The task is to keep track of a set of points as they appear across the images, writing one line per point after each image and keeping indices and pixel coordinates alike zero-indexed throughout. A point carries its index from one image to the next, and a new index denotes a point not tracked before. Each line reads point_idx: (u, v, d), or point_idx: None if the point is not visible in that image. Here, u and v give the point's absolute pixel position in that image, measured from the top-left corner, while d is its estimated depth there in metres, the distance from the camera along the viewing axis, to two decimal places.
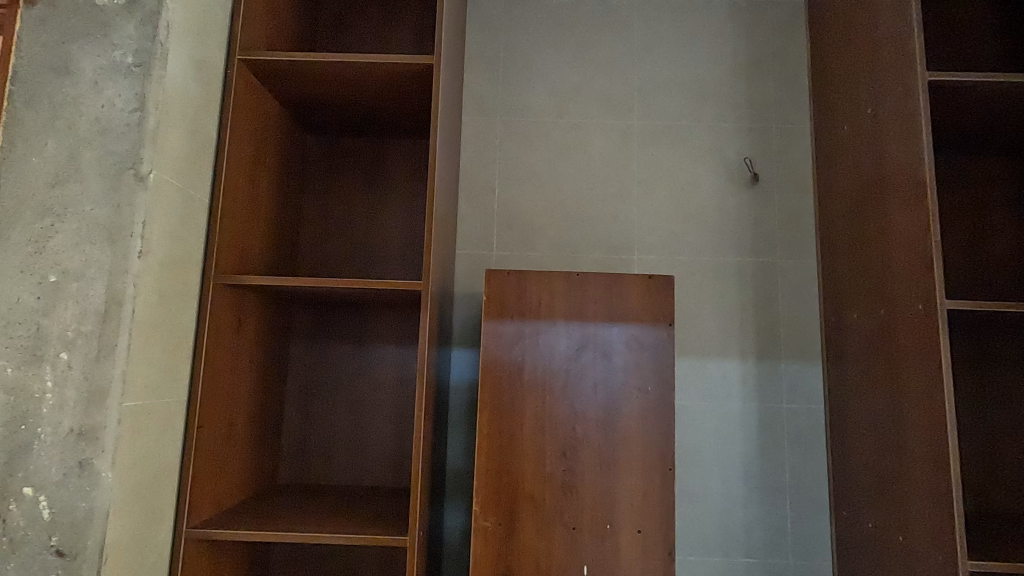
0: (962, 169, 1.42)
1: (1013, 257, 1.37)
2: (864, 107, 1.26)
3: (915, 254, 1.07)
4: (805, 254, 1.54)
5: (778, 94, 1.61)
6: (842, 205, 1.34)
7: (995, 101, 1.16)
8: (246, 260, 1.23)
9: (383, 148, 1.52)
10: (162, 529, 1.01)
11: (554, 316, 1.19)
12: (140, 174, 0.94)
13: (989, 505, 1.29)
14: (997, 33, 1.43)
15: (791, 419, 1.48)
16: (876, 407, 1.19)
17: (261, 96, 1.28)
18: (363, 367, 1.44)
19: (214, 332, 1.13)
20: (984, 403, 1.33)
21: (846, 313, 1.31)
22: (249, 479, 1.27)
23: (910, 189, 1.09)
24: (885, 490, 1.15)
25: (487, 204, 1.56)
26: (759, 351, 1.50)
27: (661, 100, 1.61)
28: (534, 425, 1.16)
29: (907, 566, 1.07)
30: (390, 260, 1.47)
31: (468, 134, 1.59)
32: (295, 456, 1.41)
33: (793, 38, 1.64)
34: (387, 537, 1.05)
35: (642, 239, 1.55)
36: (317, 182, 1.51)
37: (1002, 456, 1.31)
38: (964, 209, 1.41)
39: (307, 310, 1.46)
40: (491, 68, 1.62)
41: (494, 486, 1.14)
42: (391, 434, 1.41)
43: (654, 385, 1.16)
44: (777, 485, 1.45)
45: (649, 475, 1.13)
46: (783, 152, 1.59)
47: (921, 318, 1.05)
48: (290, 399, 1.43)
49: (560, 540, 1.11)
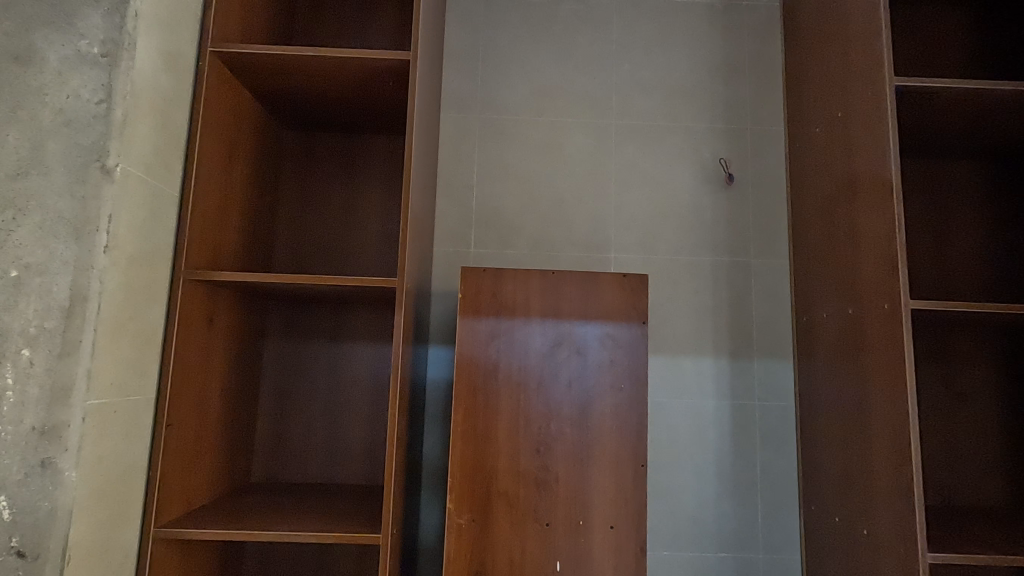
0: (929, 172, 1.46)
1: (975, 258, 1.41)
2: (835, 111, 1.28)
3: (882, 255, 1.10)
4: (778, 254, 1.57)
5: (753, 95, 1.64)
6: (813, 206, 1.37)
7: (960, 106, 1.19)
8: (218, 256, 1.22)
9: (360, 144, 1.51)
10: (129, 529, 1.00)
11: (529, 313, 1.20)
12: (106, 167, 0.92)
13: (951, 499, 1.33)
14: (963, 40, 1.47)
15: (763, 416, 1.50)
16: (844, 404, 1.22)
17: (234, 89, 1.26)
18: (338, 364, 1.43)
19: (184, 329, 1.11)
20: (947, 400, 1.37)
21: (816, 313, 1.34)
22: (219, 478, 1.25)
23: (878, 192, 1.11)
24: (851, 487, 1.18)
25: (465, 201, 1.56)
26: (732, 349, 1.53)
27: (638, 99, 1.62)
28: (509, 423, 1.16)
29: (871, 559, 1.10)
30: (367, 257, 1.46)
31: (447, 131, 1.59)
32: (269, 456, 1.40)
33: (768, 40, 1.67)
34: (359, 535, 1.05)
35: (619, 238, 1.56)
36: (294, 178, 1.49)
37: (964, 452, 1.35)
38: (930, 212, 1.44)
39: (282, 308, 1.45)
40: (471, 65, 1.62)
41: (469, 483, 1.14)
42: (367, 432, 1.41)
43: (628, 382, 1.17)
44: (749, 481, 1.48)
45: (622, 472, 1.14)
46: (757, 154, 1.61)
47: (887, 318, 1.08)
48: (263, 398, 1.42)
49: (534, 537, 1.12)
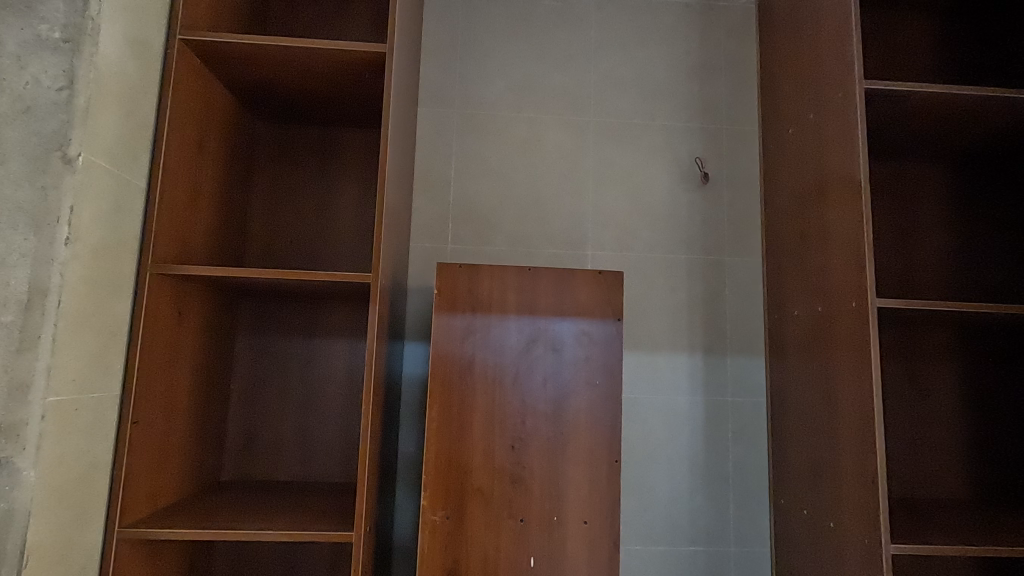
0: (897, 174, 1.50)
1: (939, 258, 1.46)
2: (807, 112, 1.31)
3: (851, 254, 1.12)
4: (751, 252, 1.60)
5: (728, 95, 1.66)
6: (785, 205, 1.40)
7: (926, 110, 1.22)
8: (187, 249, 1.19)
9: (336, 137, 1.49)
10: (92, 529, 0.97)
11: (505, 310, 1.20)
12: (67, 157, 0.89)
13: (913, 492, 1.37)
14: (931, 45, 1.51)
15: (735, 411, 1.53)
16: (813, 399, 1.24)
17: (205, 79, 1.23)
18: (312, 360, 1.41)
19: (151, 324, 1.08)
20: (911, 396, 1.41)
21: (787, 310, 1.37)
22: (188, 477, 1.22)
23: (847, 192, 1.14)
24: (819, 480, 1.21)
25: (443, 197, 1.55)
26: (705, 346, 1.55)
27: (616, 97, 1.63)
28: (484, 419, 1.16)
29: (838, 550, 1.13)
30: (343, 251, 1.44)
31: (424, 125, 1.57)
32: (240, 453, 1.37)
33: (743, 41, 1.69)
34: (330, 533, 1.04)
35: (596, 235, 1.57)
36: (267, 171, 1.47)
37: (927, 446, 1.39)
38: (897, 213, 1.48)
39: (254, 303, 1.42)
40: (449, 59, 1.61)
41: (443, 479, 1.14)
42: (341, 428, 1.39)
43: (603, 378, 1.18)
44: (721, 476, 1.50)
45: (596, 468, 1.15)
46: (732, 153, 1.63)
47: (855, 315, 1.10)
48: (234, 395, 1.39)
49: (508, 532, 1.12)
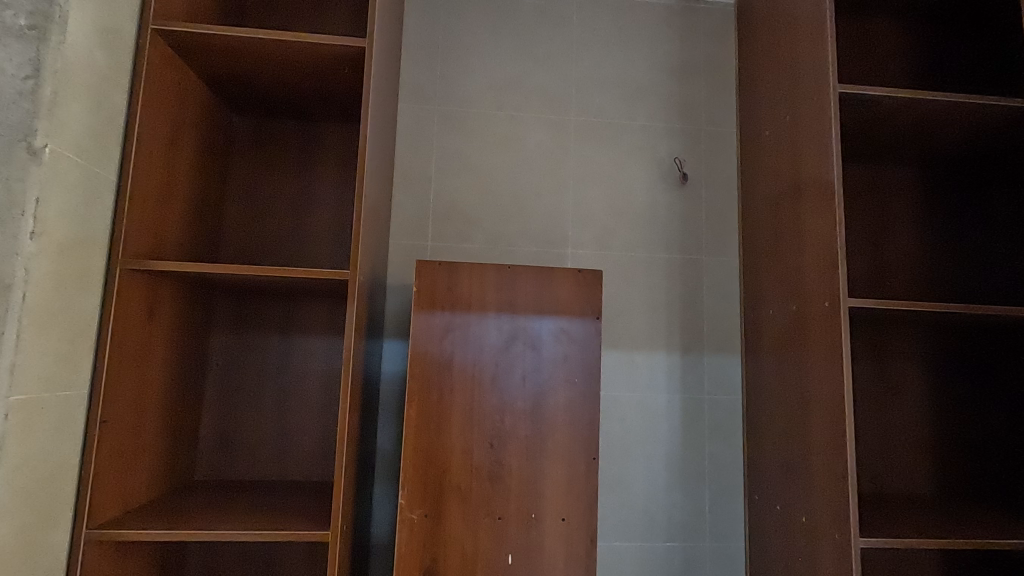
0: (869, 178, 1.53)
1: (910, 259, 1.49)
2: (783, 115, 1.33)
3: (824, 254, 1.14)
4: (729, 252, 1.62)
5: (707, 96, 1.68)
6: (762, 205, 1.42)
7: (898, 115, 1.25)
8: (160, 244, 1.16)
9: (315, 132, 1.47)
10: (58, 531, 0.94)
11: (485, 307, 1.20)
12: (33, 148, 0.86)
13: (883, 488, 1.41)
14: (904, 51, 1.55)
15: (712, 409, 1.55)
16: (787, 396, 1.27)
17: (179, 70, 1.20)
18: (288, 358, 1.39)
19: (121, 320, 1.05)
20: (881, 393, 1.45)
21: (763, 309, 1.39)
22: (159, 477, 1.20)
23: (821, 194, 1.16)
24: (791, 476, 1.23)
25: (423, 194, 1.54)
26: (683, 345, 1.57)
27: (597, 96, 1.64)
28: (462, 418, 1.16)
29: (809, 544, 1.16)
30: (321, 248, 1.43)
31: (405, 121, 1.56)
32: (214, 453, 1.35)
33: (723, 43, 1.71)
34: (306, 533, 1.03)
35: (576, 234, 1.57)
36: (243, 166, 1.44)
37: (896, 442, 1.43)
38: (870, 215, 1.51)
39: (229, 300, 1.40)
40: (430, 56, 1.60)
41: (421, 477, 1.13)
42: (318, 427, 1.38)
43: (581, 376, 1.19)
44: (698, 473, 1.52)
45: (574, 465, 1.15)
46: (711, 154, 1.65)
47: (827, 314, 1.13)
48: (209, 393, 1.37)
49: (486, 531, 1.12)
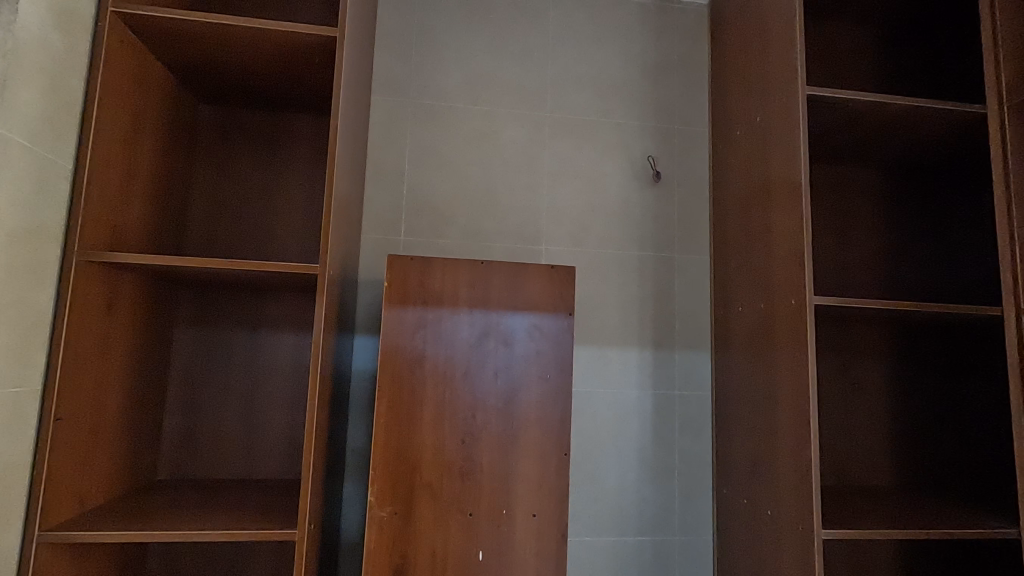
0: (836, 179, 1.57)
1: (873, 259, 1.54)
2: (754, 115, 1.35)
3: (791, 253, 1.17)
4: (700, 249, 1.64)
5: (681, 96, 1.69)
6: (732, 204, 1.44)
7: (863, 118, 1.28)
8: (120, 235, 1.12)
9: (285, 123, 1.44)
10: (9, 533, 0.91)
11: (457, 303, 1.19)
12: None
13: (845, 480, 1.45)
14: (870, 57, 1.59)
15: (682, 404, 1.57)
16: (755, 391, 1.29)
17: (140, 55, 1.16)
18: (256, 354, 1.36)
19: (78, 314, 1.01)
20: (845, 388, 1.49)
21: (732, 306, 1.41)
22: (119, 476, 1.16)
23: (789, 194, 1.18)
24: (758, 469, 1.26)
25: (396, 188, 1.52)
26: (654, 341, 1.58)
27: (572, 93, 1.64)
28: (434, 414, 1.15)
29: (774, 536, 1.18)
30: (291, 241, 1.40)
31: (378, 114, 1.54)
32: (177, 451, 1.31)
33: (696, 43, 1.73)
34: (272, 532, 1.00)
35: (550, 230, 1.57)
36: (209, 156, 1.40)
37: (858, 436, 1.47)
38: (836, 215, 1.55)
39: (194, 294, 1.36)
40: (404, 48, 1.58)
41: (391, 474, 1.12)
42: (285, 424, 1.35)
43: (554, 372, 1.19)
44: (668, 467, 1.54)
45: (546, 460, 1.16)
46: (683, 152, 1.67)
47: (794, 311, 1.15)
48: (172, 389, 1.33)
49: (457, 527, 1.12)
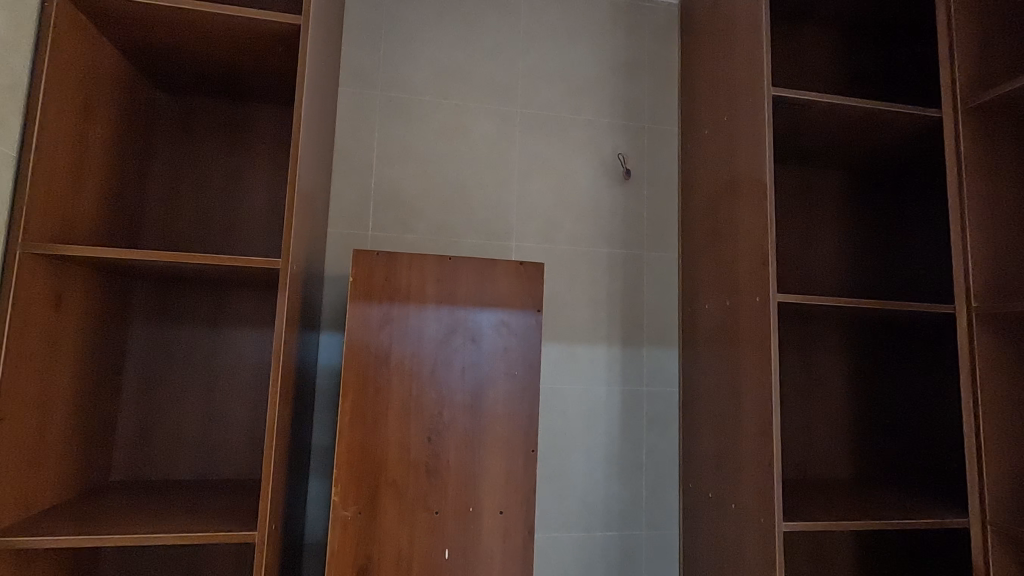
0: (800, 179, 1.60)
1: (835, 258, 1.58)
2: (721, 115, 1.37)
3: (756, 250, 1.19)
4: (668, 247, 1.66)
5: (650, 94, 1.71)
6: (699, 202, 1.46)
7: (826, 121, 1.31)
8: (69, 226, 1.07)
9: (247, 113, 1.40)
10: None
11: (424, 299, 1.17)
12: None
13: (807, 474, 1.48)
14: (832, 61, 1.62)
15: (649, 400, 1.59)
16: (719, 387, 1.31)
17: (91, 39, 1.11)
18: (216, 351, 1.32)
19: (22, 309, 0.96)
20: (807, 384, 1.52)
21: (699, 303, 1.43)
22: (69, 478, 1.11)
23: (755, 194, 1.20)
24: (723, 464, 1.28)
25: (364, 181, 1.49)
26: (624, 338, 1.59)
27: (543, 89, 1.63)
28: (400, 412, 1.13)
29: (738, 528, 1.20)
30: (253, 234, 1.36)
31: (345, 106, 1.50)
32: (132, 451, 1.26)
33: (666, 42, 1.74)
34: (230, 533, 0.97)
35: (520, 227, 1.57)
36: (167, 146, 1.35)
37: (820, 429, 1.51)
38: (801, 215, 1.58)
39: (151, 288, 1.31)
40: (371, 39, 1.55)
41: (356, 473, 1.10)
42: (247, 422, 1.31)
43: (522, 369, 1.18)
44: (636, 463, 1.55)
45: (513, 458, 1.15)
46: (653, 150, 1.68)
47: (758, 308, 1.17)
48: (126, 387, 1.28)
49: (422, 525, 1.10)
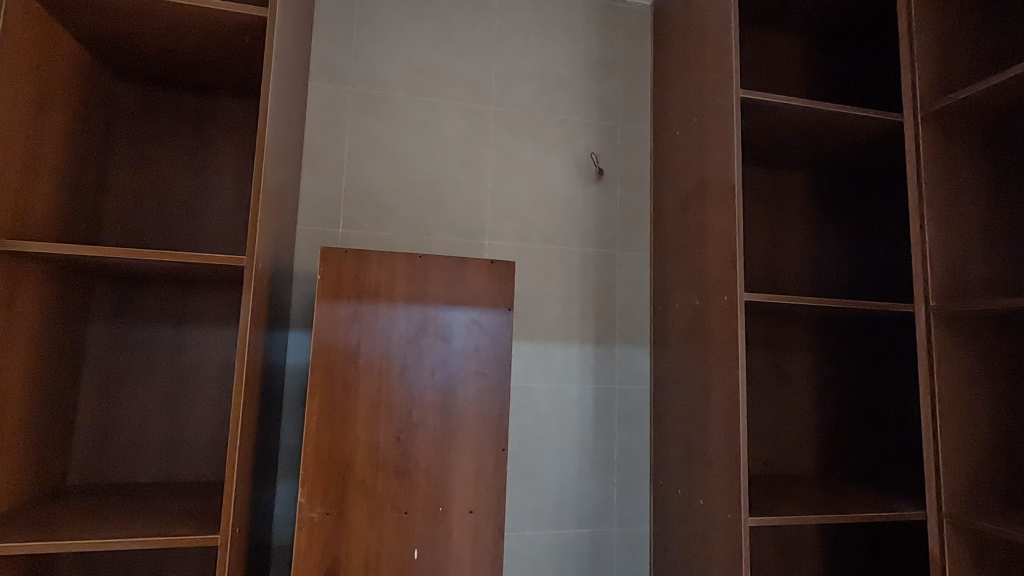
0: (769, 180, 1.63)
1: (801, 258, 1.61)
2: (692, 116, 1.39)
3: (724, 250, 1.21)
4: (640, 246, 1.67)
5: (623, 95, 1.72)
6: (670, 202, 1.47)
7: (793, 124, 1.34)
8: (23, 222, 1.03)
9: (213, 106, 1.37)
10: None
11: (394, 298, 1.16)
12: None
13: (774, 469, 1.51)
14: (800, 66, 1.66)
15: (621, 398, 1.60)
16: (689, 384, 1.33)
17: (47, 27, 1.07)
18: (180, 350, 1.29)
19: None
20: (775, 381, 1.55)
21: (669, 301, 1.45)
22: (24, 482, 1.07)
23: (723, 195, 1.22)
24: (692, 461, 1.30)
25: (334, 178, 1.47)
26: (596, 336, 1.60)
27: (517, 87, 1.63)
28: (368, 412, 1.12)
29: (706, 524, 1.22)
30: (219, 231, 1.33)
31: (315, 102, 1.48)
32: (91, 453, 1.23)
33: (639, 43, 1.75)
34: (192, 538, 0.95)
35: (493, 225, 1.56)
36: (128, 139, 1.32)
37: (786, 426, 1.54)
38: (769, 216, 1.61)
39: (111, 286, 1.27)
40: (343, 34, 1.52)
41: (323, 473, 1.08)
42: (212, 423, 1.29)
43: (493, 368, 1.18)
44: (608, 461, 1.57)
45: (483, 457, 1.15)
46: (625, 150, 1.70)
47: (726, 307, 1.19)
48: (86, 387, 1.24)
49: (391, 526, 1.09)
